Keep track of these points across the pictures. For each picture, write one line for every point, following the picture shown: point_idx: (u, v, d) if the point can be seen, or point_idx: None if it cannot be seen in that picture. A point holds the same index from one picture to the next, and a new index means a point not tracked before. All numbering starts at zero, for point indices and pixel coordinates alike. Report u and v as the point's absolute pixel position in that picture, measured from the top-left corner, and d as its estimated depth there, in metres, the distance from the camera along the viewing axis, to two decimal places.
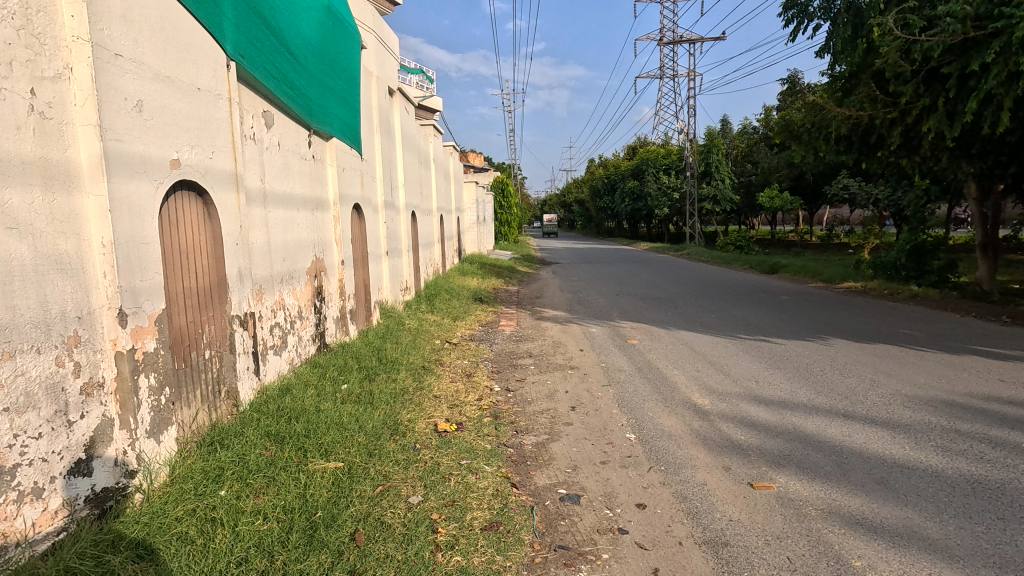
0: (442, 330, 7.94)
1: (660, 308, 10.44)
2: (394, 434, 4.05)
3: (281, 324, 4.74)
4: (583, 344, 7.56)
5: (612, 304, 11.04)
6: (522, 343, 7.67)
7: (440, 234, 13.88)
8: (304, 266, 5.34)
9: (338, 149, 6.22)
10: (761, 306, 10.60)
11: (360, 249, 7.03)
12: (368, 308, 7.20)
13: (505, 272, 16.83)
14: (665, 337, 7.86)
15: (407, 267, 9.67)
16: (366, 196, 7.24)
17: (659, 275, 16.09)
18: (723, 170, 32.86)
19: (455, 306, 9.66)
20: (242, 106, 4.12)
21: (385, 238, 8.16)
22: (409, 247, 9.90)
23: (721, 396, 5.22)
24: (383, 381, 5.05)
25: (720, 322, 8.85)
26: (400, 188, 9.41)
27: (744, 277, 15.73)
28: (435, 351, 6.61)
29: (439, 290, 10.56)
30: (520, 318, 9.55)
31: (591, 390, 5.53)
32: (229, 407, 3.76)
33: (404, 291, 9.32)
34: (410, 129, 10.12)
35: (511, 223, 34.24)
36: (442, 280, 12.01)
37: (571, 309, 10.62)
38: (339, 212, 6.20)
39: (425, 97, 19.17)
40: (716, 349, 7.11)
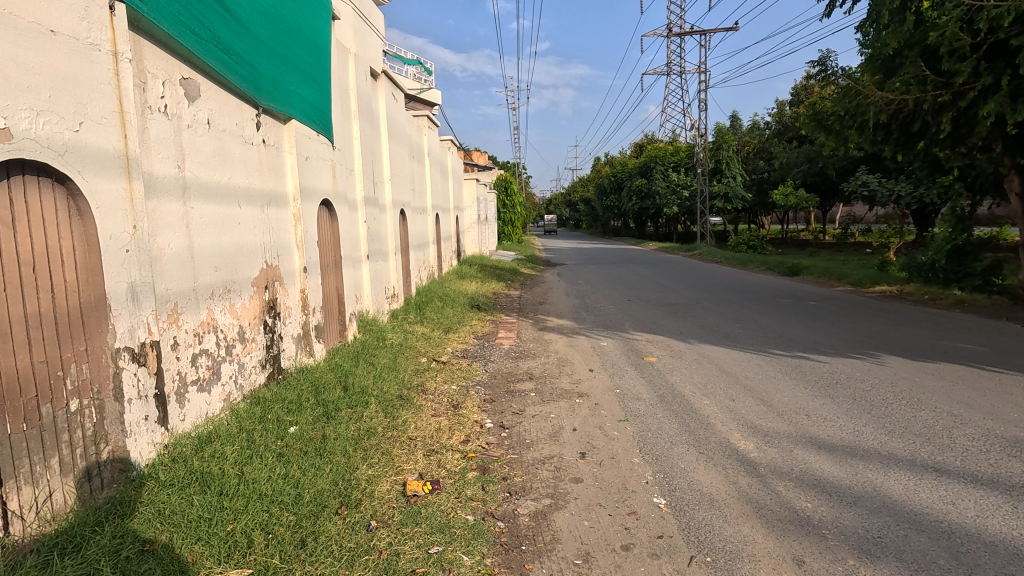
0: (430, 346, 6.91)
1: (677, 316, 9.38)
2: (345, 505, 3.02)
3: (210, 351, 3.72)
4: (593, 362, 6.52)
5: (623, 311, 9.99)
6: (523, 360, 6.64)
7: (435, 234, 12.85)
8: (250, 275, 4.32)
9: (300, 134, 5.20)
10: (790, 314, 9.51)
11: (331, 253, 6.01)
12: (341, 322, 6.19)
13: (507, 274, 15.81)
14: (688, 354, 6.81)
15: (394, 272, 8.64)
16: (339, 191, 6.22)
17: (672, 277, 15.01)
18: (734, 167, 31.70)
19: (448, 315, 8.61)
20: (143, 66, 3.10)
21: (365, 240, 7.13)
22: (397, 250, 8.89)
23: (768, 438, 4.17)
24: (343, 422, 4.02)
25: (748, 334, 7.79)
26: (386, 183, 8.39)
27: (763, 279, 14.62)
28: (417, 375, 5.59)
29: (432, 297, 9.52)
30: (521, 329, 8.51)
31: (604, 428, 4.49)
32: (112, 474, 2.73)
33: (390, 299, 8.31)
34: (399, 118, 9.09)
35: (515, 222, 33.21)
36: (437, 285, 10.98)
37: (578, 317, 9.57)
38: (301, 210, 5.18)
39: (422, 90, 18.17)
40: (750, 370, 6.04)
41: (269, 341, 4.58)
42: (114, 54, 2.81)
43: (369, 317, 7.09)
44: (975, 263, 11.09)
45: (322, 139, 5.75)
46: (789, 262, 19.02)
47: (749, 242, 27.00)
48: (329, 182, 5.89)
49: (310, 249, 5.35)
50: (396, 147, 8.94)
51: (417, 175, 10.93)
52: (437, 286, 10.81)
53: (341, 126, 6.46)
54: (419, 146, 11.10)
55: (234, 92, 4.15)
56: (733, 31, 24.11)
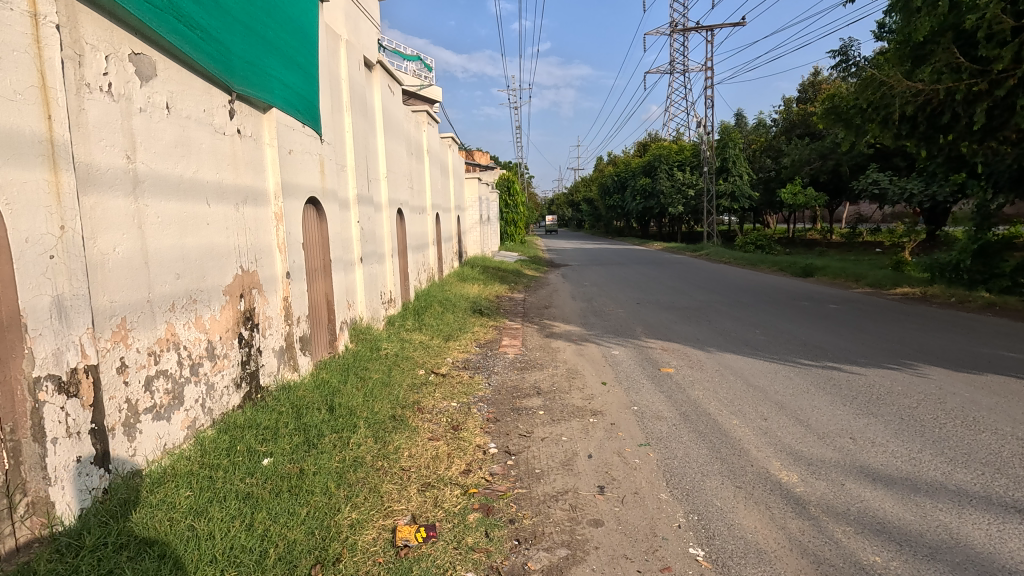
0: (428, 356, 6.39)
1: (691, 321, 8.86)
2: (320, 565, 2.50)
3: (170, 373, 3.20)
4: (606, 374, 5.99)
5: (633, 315, 9.45)
6: (530, 371, 6.11)
7: (436, 235, 12.34)
8: (221, 283, 3.80)
9: (283, 124, 4.68)
10: (812, 318, 8.97)
11: (320, 256, 5.50)
12: (331, 331, 5.68)
13: (511, 276, 15.30)
14: (708, 364, 6.27)
15: (391, 275, 8.13)
16: (329, 189, 5.70)
17: (681, 278, 14.47)
18: (740, 166, 31.16)
19: (449, 321, 8.08)
20: (76, 35, 2.58)
21: (358, 241, 6.62)
22: (394, 252, 8.39)
23: (813, 467, 3.64)
24: (325, 452, 3.51)
25: (771, 341, 7.24)
26: (382, 180, 7.87)
27: (776, 281, 14.08)
28: (413, 391, 5.07)
29: (432, 302, 8.99)
30: (526, 336, 7.98)
31: (623, 454, 3.97)
32: (30, 533, 2.22)
33: (386, 305, 7.79)
34: (395, 112, 8.58)
35: (518, 222, 32.72)
36: (437, 289, 10.45)
37: (586, 322, 9.03)
38: (284, 208, 4.66)
39: (423, 87, 17.68)
40: (779, 383, 5.50)
41: (246, 356, 4.06)
42: (33, 15, 2.30)
43: (363, 325, 6.58)
44: (1004, 264, 10.52)
45: (308, 131, 5.23)
46: (801, 262, 18.46)
47: (756, 242, 26.44)
48: (316, 178, 5.37)
49: (295, 252, 4.83)
50: (393, 142, 8.43)
51: (416, 173, 10.42)
52: (437, 290, 10.30)
53: (331, 118, 5.94)
54: (418, 143, 10.59)
55: (200, 73, 3.63)
56: (740, 26, 23.62)
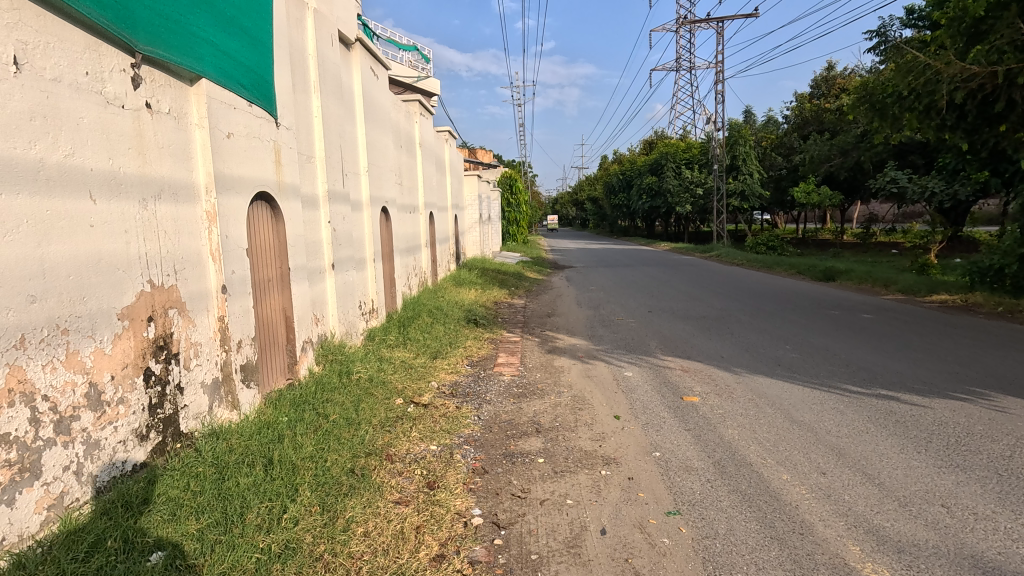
0: (409, 380, 5.45)
1: (710, 333, 7.90)
2: None
3: (16, 437, 2.27)
4: (619, 405, 5.03)
5: (645, 327, 8.49)
6: (527, 401, 5.15)
7: (429, 236, 11.39)
8: (117, 304, 2.86)
9: (218, 101, 3.74)
10: (846, 331, 7.99)
11: (274, 265, 4.56)
12: (289, 353, 4.76)
13: (511, 279, 14.36)
14: (738, 391, 5.31)
15: (373, 283, 7.19)
16: (288, 183, 4.75)
17: (693, 283, 13.50)
18: (751, 164, 30.09)
19: (437, 334, 7.15)
20: None
21: (328, 245, 5.68)
22: (378, 257, 7.46)
23: (908, 558, 2.69)
24: (241, 541, 2.58)
25: (807, 362, 6.26)
26: (362, 175, 6.93)
27: (796, 285, 13.10)
28: (382, 433, 4.14)
29: (421, 311, 8.05)
30: (525, 353, 7.02)
31: (648, 528, 3.02)
32: None
33: (366, 316, 6.86)
34: (379, 99, 7.65)
35: (520, 222, 31.79)
36: (429, 296, 9.52)
37: (593, 335, 8.07)
38: (219, 207, 3.71)
39: (418, 79, 16.73)
40: (829, 419, 4.54)
41: (157, 398, 3.13)
42: None
43: (334, 343, 5.65)
44: None
45: (259, 112, 4.28)
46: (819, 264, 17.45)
47: (768, 243, 25.41)
48: (269, 170, 4.43)
49: (236, 261, 3.89)
50: (377, 132, 7.49)
51: (407, 169, 9.50)
52: (429, 297, 9.37)
53: (293, 98, 5.00)
54: (408, 136, 9.67)
55: (81, 25, 2.68)
56: (753, 17, 22.71)
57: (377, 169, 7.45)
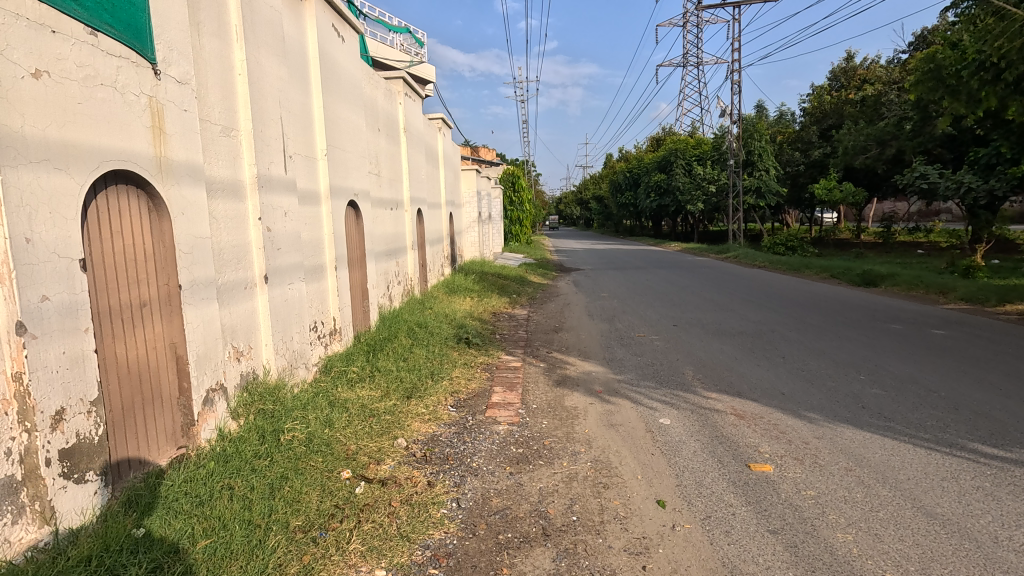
0: (368, 439, 3.98)
1: (758, 357, 6.39)
2: None
3: None
4: (660, 479, 3.52)
5: (674, 347, 6.99)
6: (531, 472, 3.64)
7: (418, 237, 9.91)
8: None
9: (10, 13, 2.21)
10: (924, 354, 6.46)
11: (153, 283, 3.07)
12: (182, 411, 3.25)
13: (512, 285, 12.87)
14: (825, 454, 3.80)
15: (335, 297, 5.70)
16: (177, 161, 3.21)
17: (718, 289, 11.99)
18: (767, 159, 28.49)
19: (415, 363, 5.63)
20: None
21: (259, 250, 4.18)
22: (343, 264, 5.96)
23: None
24: None
25: (899, 404, 4.75)
26: (319, 160, 5.43)
27: (835, 292, 11.56)
28: (300, 549, 2.63)
29: (398, 330, 6.54)
30: (527, 387, 5.52)
31: None
32: None
33: (322, 340, 5.36)
34: (346, 67, 6.12)
35: (524, 222, 30.38)
36: (413, 308, 8.02)
37: (611, 358, 6.57)
38: (8, 191, 2.18)
39: (410, 65, 15.28)
40: (983, 513, 3.02)
41: None
42: None
43: (263, 384, 4.14)
44: None
45: (113, 47, 2.74)
46: (848, 266, 15.94)
47: (787, 243, 23.88)
48: (136, 139, 2.90)
49: (52, 278, 2.36)
50: (342, 108, 5.97)
51: (387, 157, 8.00)
52: (413, 310, 7.86)
53: (197, 42, 3.49)
54: (389, 118, 8.16)
55: None
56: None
57: (341, 153, 5.94)
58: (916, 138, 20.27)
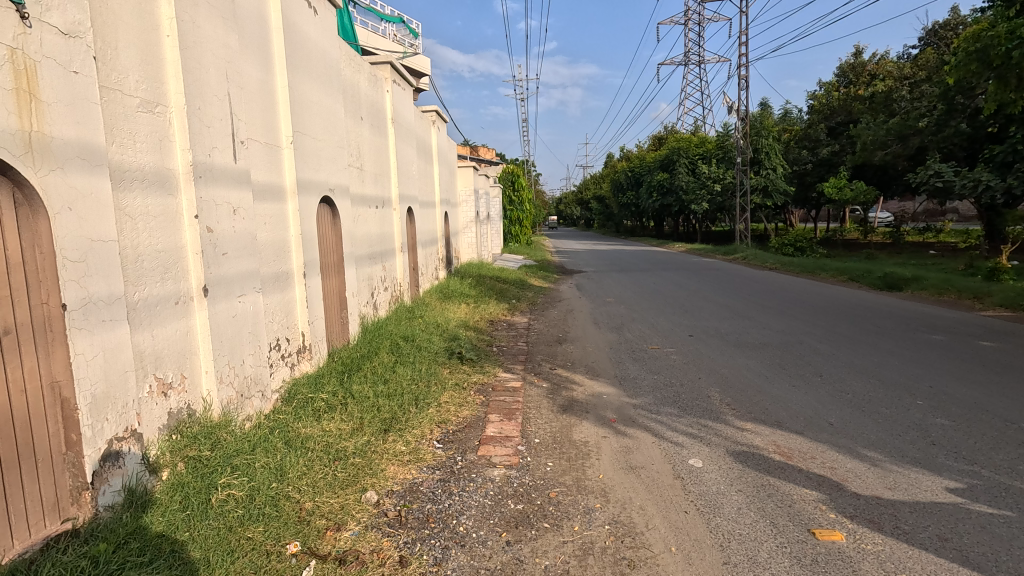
0: (329, 492, 3.17)
1: (792, 376, 5.58)
2: None
3: None
4: (703, 554, 2.72)
5: (693, 363, 6.19)
6: (533, 542, 2.84)
7: (408, 239, 9.10)
8: None
9: None
10: (981, 371, 5.66)
11: (18, 305, 2.25)
12: (70, 471, 2.45)
13: (511, 289, 12.06)
14: (908, 517, 3.00)
15: (304, 309, 4.88)
16: (61, 140, 2.41)
17: (732, 294, 11.19)
18: (774, 157, 27.71)
19: (395, 386, 4.80)
20: None
21: (196, 257, 3.37)
22: (315, 270, 5.16)
23: None
24: None
25: (975, 440, 3.94)
26: (282, 149, 4.62)
27: (858, 297, 10.76)
28: None
29: (378, 345, 5.72)
30: (528, 415, 4.71)
31: None
32: None
33: (285, 362, 4.55)
34: (319, 43, 5.31)
35: (523, 222, 29.57)
36: (400, 318, 7.20)
37: (623, 376, 5.77)
38: None
39: (404, 56, 14.50)
40: None
41: None
42: None
43: (201, 424, 3.33)
44: None
45: None
46: (865, 268, 15.10)
47: (796, 243, 23.06)
48: None
49: None
50: (313, 90, 5.16)
51: (371, 149, 7.18)
52: (400, 320, 7.03)
53: None
54: (374, 106, 7.35)
55: None
56: None
57: (313, 141, 5.14)
58: (930, 133, 18.79)
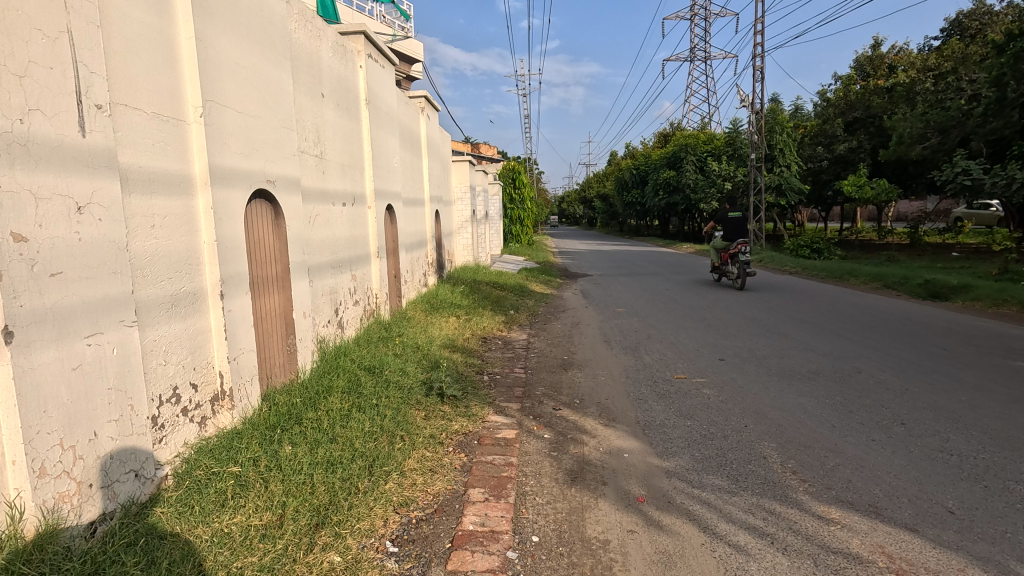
0: None
1: (866, 426, 4.32)
2: None
3: None
4: None
5: (731, 403, 4.93)
6: None
7: (389, 242, 7.82)
8: None
9: None
10: None
11: None
12: None
13: (509, 297, 10.80)
14: None
15: (220, 343, 3.61)
16: None
17: (758, 305, 9.92)
18: (789, 154, 26.37)
19: (343, 450, 3.54)
20: None
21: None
22: (243, 287, 3.89)
23: None
24: None
25: None
26: (186, 124, 3.36)
27: (902, 308, 9.47)
28: None
29: (332, 382, 4.46)
30: (523, 490, 3.45)
31: None
32: None
33: (186, 419, 3.29)
34: None
35: (525, 221, 28.30)
36: (372, 341, 5.93)
37: (646, 422, 4.52)
38: None
39: (393, 39, 13.19)
40: None
41: None
42: None
43: None
44: None
45: None
46: (896, 273, 13.81)
47: (812, 245, 21.78)
48: None
49: None
50: (240, 49, 3.89)
51: (335, 134, 5.89)
52: (369, 344, 5.76)
53: None
54: (341, 82, 6.07)
55: None
56: None
57: (239, 116, 3.85)
58: (962, 123, 16.90)
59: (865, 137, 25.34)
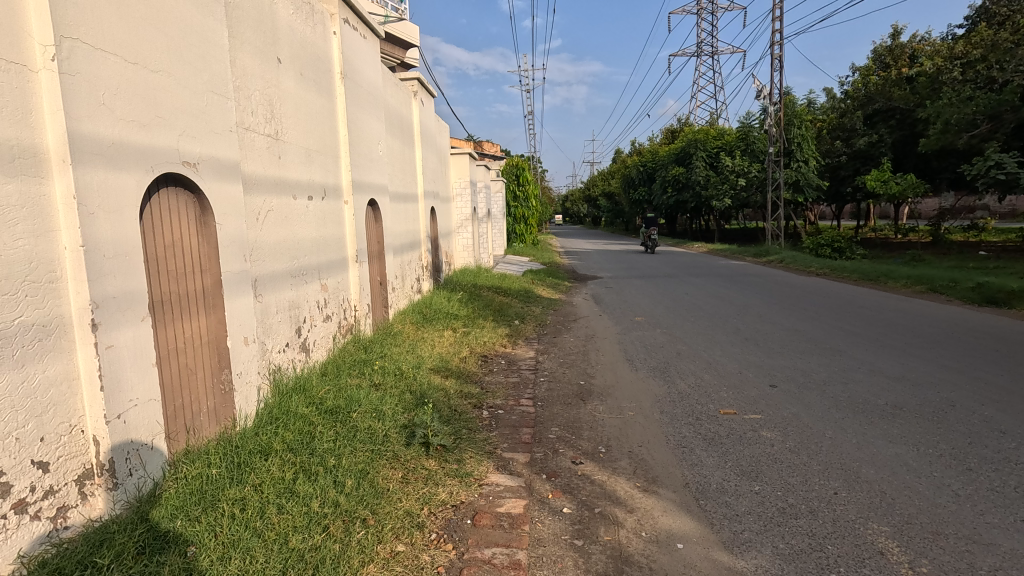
0: None
1: (1003, 497, 3.16)
2: None
3: None
4: None
5: (806, 455, 3.78)
6: None
7: (373, 245, 6.68)
8: None
9: None
10: None
11: None
12: None
13: (513, 304, 9.66)
14: None
15: (92, 397, 2.47)
16: None
17: (795, 314, 8.75)
18: (807, 148, 25.07)
19: (272, 555, 2.39)
20: None
21: None
22: (141, 309, 2.74)
23: None
24: None
25: None
26: (24, 69, 2.23)
27: (962, 316, 8.29)
28: None
29: (275, 438, 3.31)
30: None
31: None
32: None
33: (20, 519, 2.15)
34: None
35: (529, 219, 27.10)
36: (342, 369, 4.78)
37: (699, 488, 3.38)
38: None
39: (385, 21, 11.99)
40: None
41: None
42: None
43: None
44: None
45: None
46: (936, 275, 12.62)
47: (833, 244, 20.54)
48: None
49: None
50: None
51: (299, 111, 4.76)
52: (337, 375, 4.60)
53: None
54: (306, 48, 4.92)
55: None
56: None
57: (129, 68, 2.71)
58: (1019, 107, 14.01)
59: (887, 130, 24.10)
